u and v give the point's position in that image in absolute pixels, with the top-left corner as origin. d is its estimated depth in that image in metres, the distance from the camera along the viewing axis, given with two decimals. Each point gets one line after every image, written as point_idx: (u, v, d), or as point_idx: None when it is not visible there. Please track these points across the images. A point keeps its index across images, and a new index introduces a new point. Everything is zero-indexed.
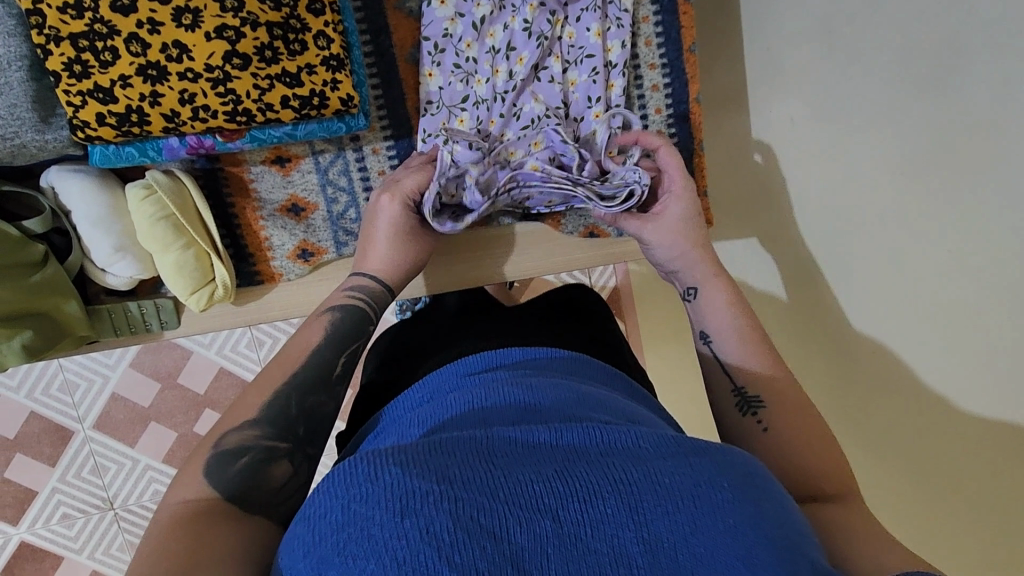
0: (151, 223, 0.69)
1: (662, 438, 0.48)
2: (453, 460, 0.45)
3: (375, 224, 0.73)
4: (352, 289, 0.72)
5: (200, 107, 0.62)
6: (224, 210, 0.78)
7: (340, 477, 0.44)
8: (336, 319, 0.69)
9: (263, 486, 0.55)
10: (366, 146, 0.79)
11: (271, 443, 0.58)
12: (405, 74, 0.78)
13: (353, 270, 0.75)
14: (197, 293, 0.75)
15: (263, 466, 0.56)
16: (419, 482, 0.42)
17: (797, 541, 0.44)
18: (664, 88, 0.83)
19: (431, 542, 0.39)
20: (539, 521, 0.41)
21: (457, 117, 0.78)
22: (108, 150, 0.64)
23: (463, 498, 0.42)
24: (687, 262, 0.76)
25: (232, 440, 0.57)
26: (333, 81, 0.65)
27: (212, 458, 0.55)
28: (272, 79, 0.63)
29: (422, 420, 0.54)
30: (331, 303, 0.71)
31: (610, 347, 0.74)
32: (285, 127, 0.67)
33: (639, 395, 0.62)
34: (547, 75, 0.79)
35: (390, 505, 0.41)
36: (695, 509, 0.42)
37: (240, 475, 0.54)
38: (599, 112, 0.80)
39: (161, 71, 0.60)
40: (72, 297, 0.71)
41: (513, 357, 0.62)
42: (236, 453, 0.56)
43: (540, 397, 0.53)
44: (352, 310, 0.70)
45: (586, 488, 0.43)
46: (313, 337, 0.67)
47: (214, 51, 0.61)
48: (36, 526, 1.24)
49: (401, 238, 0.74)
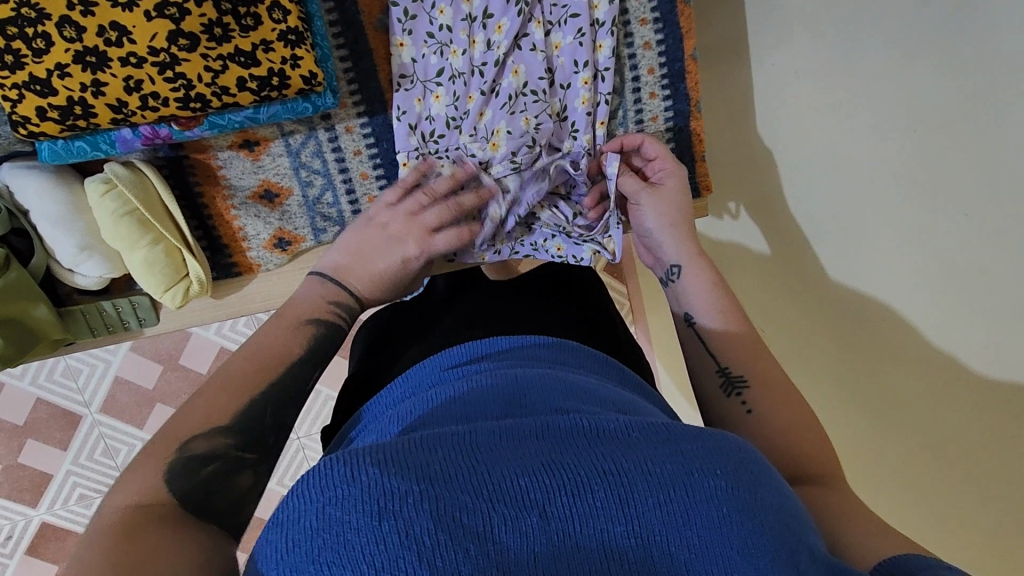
0: (116, 219, 0.66)
1: (653, 422, 0.44)
2: (432, 454, 0.40)
3: (383, 255, 0.67)
4: (337, 305, 0.64)
5: (149, 94, 0.57)
6: (192, 199, 0.73)
7: (311, 477, 0.40)
8: (320, 333, 0.61)
9: (224, 501, 0.49)
10: (339, 125, 0.74)
11: (239, 455, 0.51)
12: (375, 44, 0.72)
13: (335, 278, 0.65)
14: (172, 290, 0.72)
15: (227, 480, 0.49)
16: (398, 481, 0.38)
17: (795, 528, 0.41)
18: (657, 45, 0.77)
19: (411, 546, 0.35)
20: (526, 518, 0.37)
21: (433, 93, 0.73)
22: (56, 145, 0.60)
23: (445, 497, 0.37)
24: (671, 237, 0.71)
25: (199, 446, 0.49)
26: (293, 58, 0.59)
27: (173, 463, 0.47)
28: (225, 60, 0.58)
29: (402, 417, 0.50)
30: (313, 314, 0.62)
31: (604, 327, 0.72)
32: (245, 111, 0.62)
33: (633, 383, 0.59)
34: (529, 43, 0.73)
35: (365, 507, 0.37)
36: (688, 498, 0.38)
37: (202, 489, 0.47)
38: (587, 78, 0.75)
39: (101, 57, 0.55)
40: (42, 301, 0.68)
41: (498, 346, 0.59)
42: (202, 461, 0.48)
43: (522, 389, 0.49)
44: (335, 329, 0.62)
45: (574, 481, 0.38)
46: (294, 346, 0.59)
47: (157, 32, 0.56)
48: (55, 507, 1.23)
49: (398, 285, 0.68)
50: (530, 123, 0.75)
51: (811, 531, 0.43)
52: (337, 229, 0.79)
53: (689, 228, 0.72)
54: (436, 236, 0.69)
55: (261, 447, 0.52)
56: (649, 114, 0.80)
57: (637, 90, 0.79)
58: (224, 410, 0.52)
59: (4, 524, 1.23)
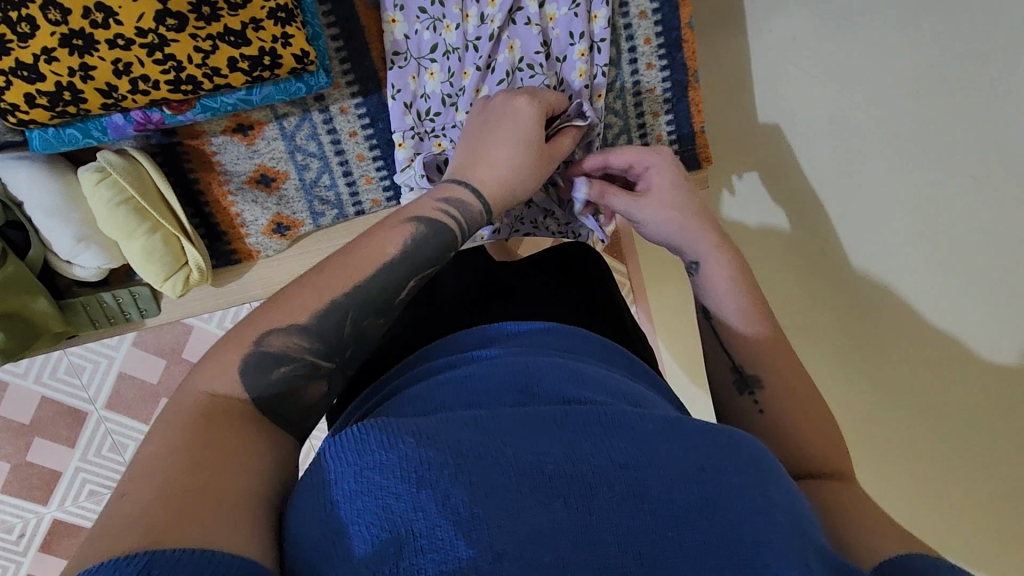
0: (111, 208, 0.65)
1: (671, 414, 0.44)
2: (461, 431, 0.40)
3: (500, 119, 0.64)
4: (446, 202, 0.57)
5: (139, 77, 0.56)
6: (188, 186, 0.73)
7: (342, 439, 0.39)
8: (420, 233, 0.54)
9: (297, 410, 0.48)
10: (333, 106, 0.73)
11: (315, 360, 0.49)
12: (366, 21, 0.70)
13: (451, 179, 0.60)
14: (172, 278, 0.72)
15: (298, 389, 0.48)
16: (435, 452, 0.37)
17: (804, 526, 0.41)
18: (652, 14, 0.76)
19: (448, 515, 0.35)
20: (549, 503, 0.37)
21: (427, 70, 0.72)
22: (47, 133, 0.59)
23: (478, 473, 0.37)
24: (684, 233, 0.68)
25: (275, 343, 0.47)
26: (284, 36, 0.58)
27: (249, 356, 0.46)
28: (215, 39, 0.57)
29: (412, 397, 0.49)
30: (419, 212, 0.55)
31: (610, 311, 0.72)
32: (238, 92, 0.61)
33: (638, 370, 0.59)
34: (523, 17, 0.72)
35: (404, 473, 0.36)
36: (703, 497, 0.38)
37: (274, 392, 0.46)
38: (583, 50, 0.73)
39: (88, 40, 0.54)
40: (41, 294, 0.68)
41: (506, 330, 0.58)
42: (274, 360, 0.47)
43: (539, 376, 0.49)
44: (438, 228, 0.55)
45: (598, 468, 0.38)
46: (387, 246, 0.52)
47: (144, 13, 0.54)
48: (66, 504, 1.24)
49: (525, 142, 0.63)
50: None
51: (815, 523, 0.43)
52: (335, 213, 0.79)
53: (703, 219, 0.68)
54: (534, 97, 0.66)
55: (337, 357, 0.50)
56: (647, 85, 0.79)
57: (634, 61, 0.78)
58: (300, 310, 0.48)
59: (16, 522, 1.24)
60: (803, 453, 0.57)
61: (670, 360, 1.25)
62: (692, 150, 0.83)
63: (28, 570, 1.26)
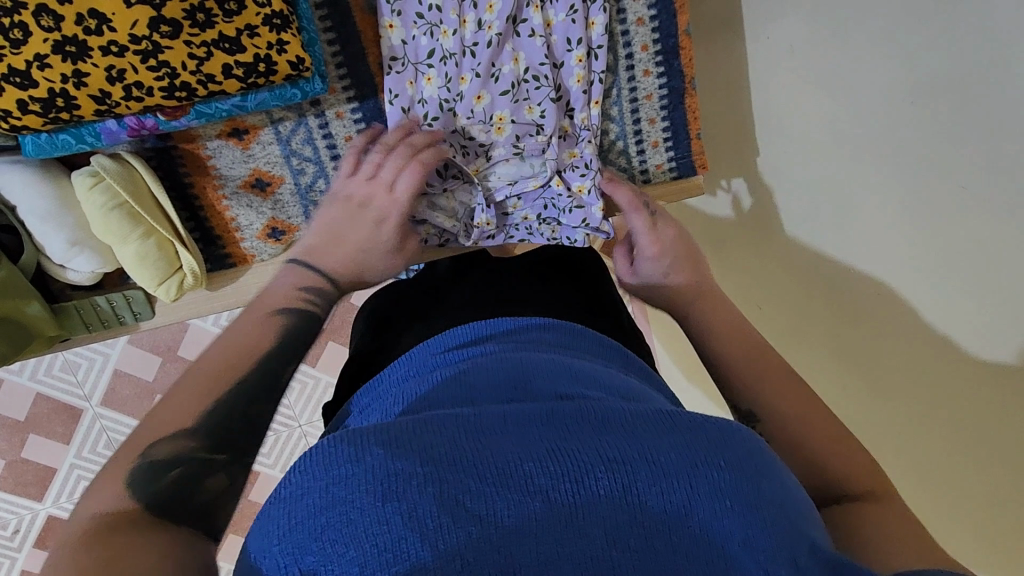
0: (104, 213, 0.65)
1: (659, 411, 0.43)
2: (437, 435, 0.40)
3: (353, 226, 0.66)
4: (304, 293, 0.62)
5: (133, 84, 0.56)
6: (182, 191, 0.72)
7: (316, 453, 0.41)
8: (290, 324, 0.59)
9: (197, 504, 0.48)
10: (329, 111, 0.72)
11: (204, 455, 0.50)
12: (362, 27, 0.70)
13: (305, 260, 0.64)
14: (166, 283, 0.71)
15: (196, 484, 0.49)
16: (403, 463, 0.38)
17: (795, 518, 0.41)
18: (650, 21, 0.76)
19: (414, 527, 0.35)
20: (529, 503, 0.37)
21: (424, 76, 0.72)
22: (40, 139, 0.58)
23: (448, 480, 0.37)
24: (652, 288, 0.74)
25: (160, 451, 0.48)
26: (279, 43, 0.58)
27: (135, 469, 0.47)
28: (209, 46, 0.56)
29: (405, 397, 0.50)
30: (277, 306, 0.60)
31: (605, 303, 0.72)
32: (233, 98, 0.61)
33: (636, 368, 0.59)
34: (527, 28, 0.72)
35: (371, 487, 0.37)
36: (690, 489, 0.38)
37: (168, 493, 0.47)
38: (581, 56, 0.74)
39: (82, 47, 0.54)
40: (35, 298, 0.67)
41: (502, 326, 0.59)
42: (162, 468, 0.48)
43: (531, 373, 0.48)
44: (306, 318, 0.61)
45: (579, 467, 0.38)
46: (263, 342, 0.57)
47: (138, 19, 0.54)
48: (60, 501, 1.24)
49: (375, 251, 0.67)
50: (534, 111, 0.75)
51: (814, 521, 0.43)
52: None
53: (676, 261, 0.72)
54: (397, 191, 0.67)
55: (226, 446, 0.51)
56: (644, 92, 0.79)
57: (631, 68, 0.78)
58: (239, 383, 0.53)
59: (10, 519, 1.23)
60: (812, 456, 0.55)
61: (667, 361, 1.24)
62: (688, 157, 0.83)
63: (22, 566, 1.25)
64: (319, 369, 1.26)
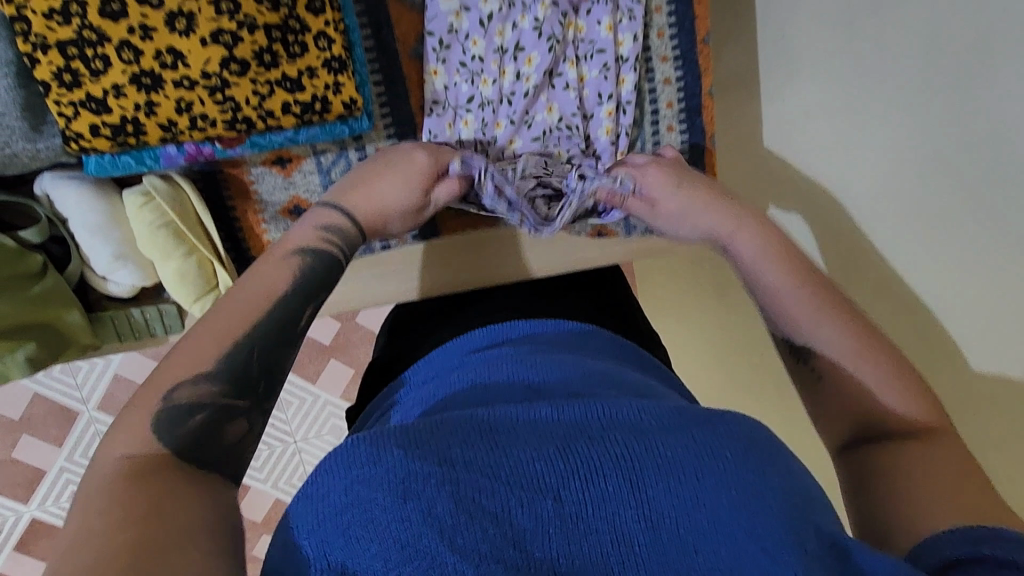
0: (152, 231, 0.68)
1: (671, 409, 0.43)
2: (453, 435, 0.41)
3: (390, 169, 0.66)
4: (327, 228, 0.60)
5: (198, 115, 0.60)
6: (224, 212, 0.76)
7: (336, 455, 0.41)
8: (309, 264, 0.58)
9: (218, 450, 0.47)
10: (369, 146, 0.76)
11: (225, 402, 0.49)
12: (408, 72, 0.75)
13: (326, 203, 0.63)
14: (201, 300, 0.73)
15: (215, 429, 0.48)
16: (420, 463, 0.39)
17: (809, 505, 0.40)
18: (676, 81, 0.81)
19: (434, 524, 0.37)
20: (541, 502, 0.38)
21: (462, 119, 0.76)
22: (103, 159, 0.61)
23: (465, 479, 0.38)
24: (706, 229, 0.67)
25: (181, 395, 0.47)
26: (335, 85, 0.62)
27: (158, 414, 0.46)
28: (272, 84, 0.61)
29: (425, 401, 0.52)
30: (301, 242, 0.59)
31: (620, 317, 0.75)
32: (286, 132, 0.64)
33: (652, 366, 0.61)
34: (562, 82, 0.77)
35: (391, 487, 0.38)
36: (699, 484, 0.39)
37: (190, 440, 0.46)
38: (610, 110, 0.78)
39: (156, 79, 0.58)
40: (75, 306, 0.69)
41: (519, 331, 0.61)
42: (185, 413, 0.47)
43: (544, 377, 0.50)
44: (324, 255, 0.59)
45: (588, 465, 0.39)
46: (280, 282, 0.55)
47: (210, 57, 0.58)
48: (46, 504, 1.24)
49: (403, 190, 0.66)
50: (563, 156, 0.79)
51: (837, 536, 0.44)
52: None
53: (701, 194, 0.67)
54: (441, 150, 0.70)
55: (247, 392, 0.50)
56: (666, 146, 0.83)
57: (656, 122, 0.82)
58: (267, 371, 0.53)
59: None
60: None
61: None
62: None
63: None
64: (317, 387, 1.27)
